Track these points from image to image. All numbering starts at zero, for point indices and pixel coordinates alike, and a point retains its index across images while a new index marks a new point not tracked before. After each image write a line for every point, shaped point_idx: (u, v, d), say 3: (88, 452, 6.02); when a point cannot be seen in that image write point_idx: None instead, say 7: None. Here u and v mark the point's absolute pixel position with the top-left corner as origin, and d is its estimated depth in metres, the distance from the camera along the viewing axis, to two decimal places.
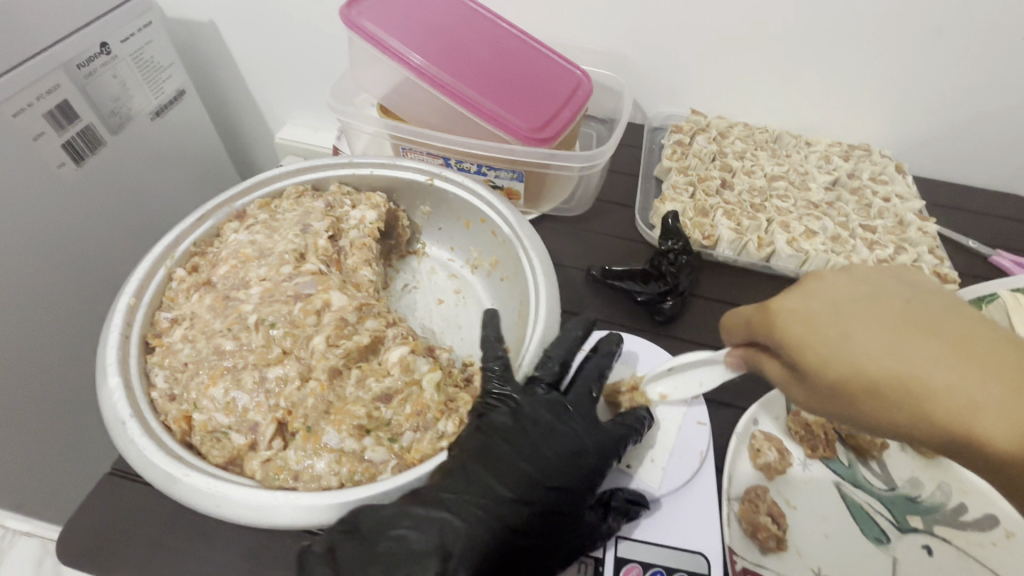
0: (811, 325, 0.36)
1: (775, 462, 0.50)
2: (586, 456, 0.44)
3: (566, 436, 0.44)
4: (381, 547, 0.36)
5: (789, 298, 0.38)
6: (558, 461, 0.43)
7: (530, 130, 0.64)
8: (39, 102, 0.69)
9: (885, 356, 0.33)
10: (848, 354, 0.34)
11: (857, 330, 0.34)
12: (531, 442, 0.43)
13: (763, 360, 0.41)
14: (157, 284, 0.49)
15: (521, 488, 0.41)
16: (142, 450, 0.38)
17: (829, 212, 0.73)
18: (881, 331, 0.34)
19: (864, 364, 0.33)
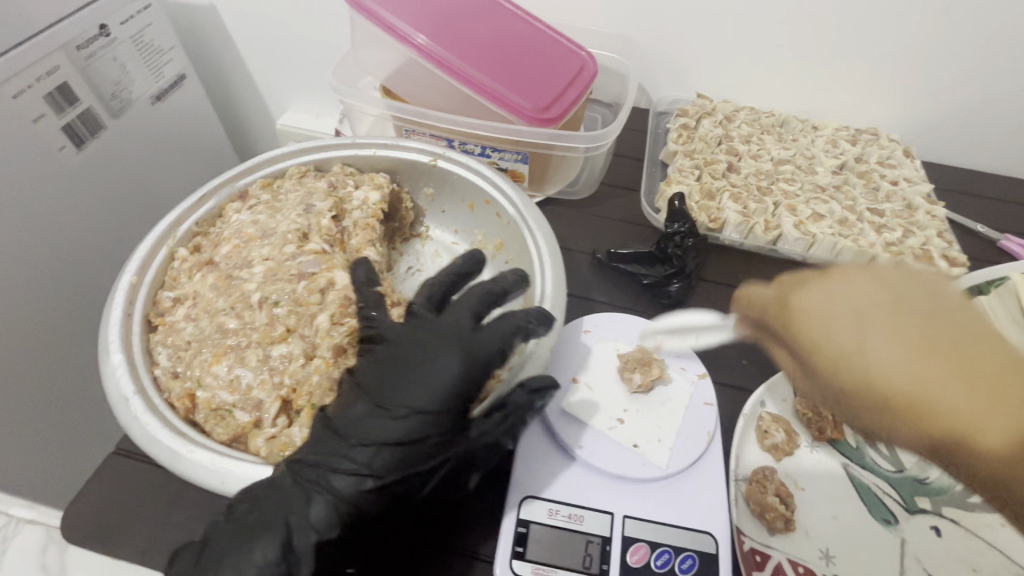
0: (825, 327, 0.36)
1: (783, 444, 0.49)
2: (448, 381, 0.39)
3: (421, 364, 0.40)
4: (242, 525, 0.36)
5: (812, 294, 0.38)
6: (405, 394, 0.39)
7: (534, 110, 0.63)
8: (38, 83, 0.68)
9: (893, 367, 0.32)
10: (856, 362, 0.34)
11: (868, 338, 0.34)
12: (380, 378, 0.40)
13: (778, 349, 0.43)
14: (159, 263, 0.48)
15: (362, 432, 0.38)
16: (146, 426, 0.38)
17: (836, 196, 0.72)
18: (896, 340, 0.33)
19: (869, 375, 0.33)
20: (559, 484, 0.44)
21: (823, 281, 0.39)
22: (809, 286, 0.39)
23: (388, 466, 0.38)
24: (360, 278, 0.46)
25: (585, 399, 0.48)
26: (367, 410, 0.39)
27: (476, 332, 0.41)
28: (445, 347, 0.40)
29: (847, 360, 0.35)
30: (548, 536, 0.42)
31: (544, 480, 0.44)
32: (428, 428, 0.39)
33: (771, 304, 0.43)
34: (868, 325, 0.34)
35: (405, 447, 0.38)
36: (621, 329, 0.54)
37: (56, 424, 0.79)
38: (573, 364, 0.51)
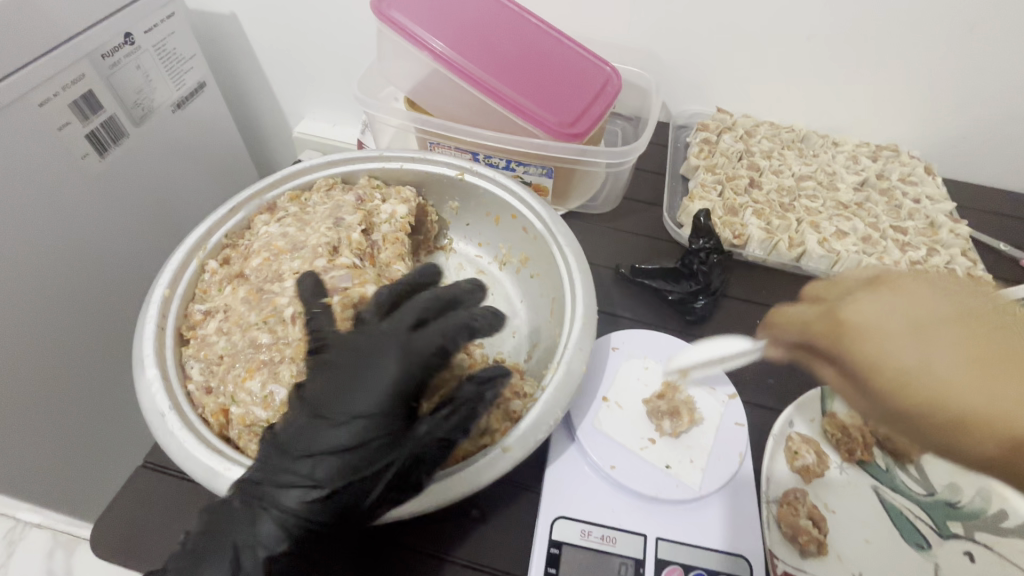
0: (884, 338, 0.35)
1: (814, 465, 0.49)
2: (388, 388, 0.38)
3: (362, 373, 0.38)
4: (192, 549, 0.36)
5: (850, 298, 0.38)
6: (346, 404, 0.38)
7: (561, 124, 0.63)
8: (65, 92, 0.68)
9: (951, 374, 0.32)
10: (928, 375, 0.33)
11: (929, 346, 0.33)
12: (324, 386, 0.39)
13: (816, 363, 0.40)
14: (190, 275, 0.48)
15: (305, 443, 0.38)
16: (182, 443, 0.38)
17: (858, 213, 0.72)
18: (956, 350, 0.32)
19: (930, 382, 0.32)
20: (591, 504, 0.44)
21: (853, 289, 0.40)
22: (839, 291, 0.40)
23: (334, 479, 0.37)
24: (308, 291, 0.46)
25: (615, 417, 0.48)
26: (309, 422, 0.38)
27: (413, 333, 0.39)
28: (384, 355, 0.38)
29: (913, 375, 0.33)
30: (581, 558, 0.42)
31: (577, 501, 0.44)
32: (369, 437, 0.37)
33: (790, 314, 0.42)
34: (911, 333, 0.34)
35: (347, 456, 0.37)
36: (642, 346, 0.54)
37: (76, 432, 0.79)
38: (600, 382, 0.51)
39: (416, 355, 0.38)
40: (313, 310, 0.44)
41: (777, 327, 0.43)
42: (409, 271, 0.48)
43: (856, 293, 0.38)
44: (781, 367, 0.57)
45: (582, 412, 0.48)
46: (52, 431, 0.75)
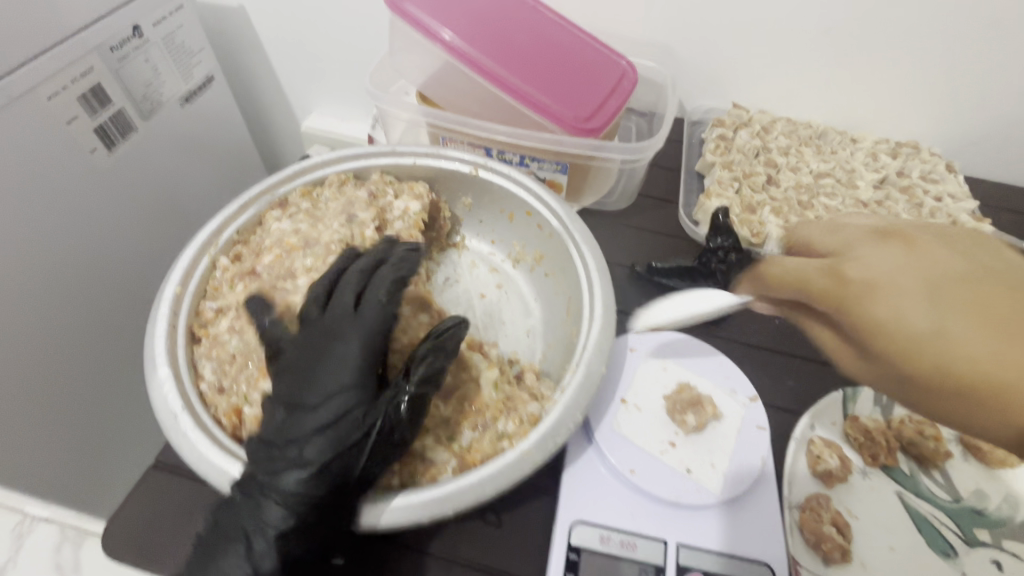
0: (882, 293, 0.36)
1: (837, 470, 0.47)
2: (356, 356, 0.39)
3: (330, 350, 0.40)
4: (208, 544, 0.36)
5: (859, 254, 0.40)
6: (321, 382, 0.38)
7: (577, 119, 0.62)
8: (73, 85, 0.67)
9: (931, 325, 0.34)
10: (911, 327, 0.34)
11: (918, 300, 0.35)
12: (292, 372, 0.39)
13: (818, 324, 0.42)
14: (202, 272, 0.47)
15: (289, 426, 0.37)
16: (195, 444, 0.37)
17: (878, 211, 0.71)
18: (940, 303, 0.34)
19: (915, 333, 0.34)
20: (610, 509, 0.43)
21: (861, 246, 0.40)
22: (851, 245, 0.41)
23: (326, 449, 0.36)
24: (253, 307, 0.44)
25: (634, 420, 0.47)
26: (289, 406, 0.38)
27: (355, 311, 0.42)
28: (349, 329, 0.41)
29: (901, 328, 0.35)
30: (601, 565, 0.41)
31: (596, 505, 0.43)
32: (346, 403, 0.38)
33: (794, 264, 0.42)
34: (926, 292, 0.35)
35: (333, 427, 0.37)
36: (659, 343, 0.53)
37: (82, 430, 0.78)
38: (619, 383, 0.49)
39: (359, 329, 0.41)
40: (260, 314, 0.44)
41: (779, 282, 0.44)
42: (337, 258, 0.48)
43: (866, 249, 0.39)
44: (802, 368, 0.56)
45: (600, 415, 0.47)
46: (59, 429, 0.74)
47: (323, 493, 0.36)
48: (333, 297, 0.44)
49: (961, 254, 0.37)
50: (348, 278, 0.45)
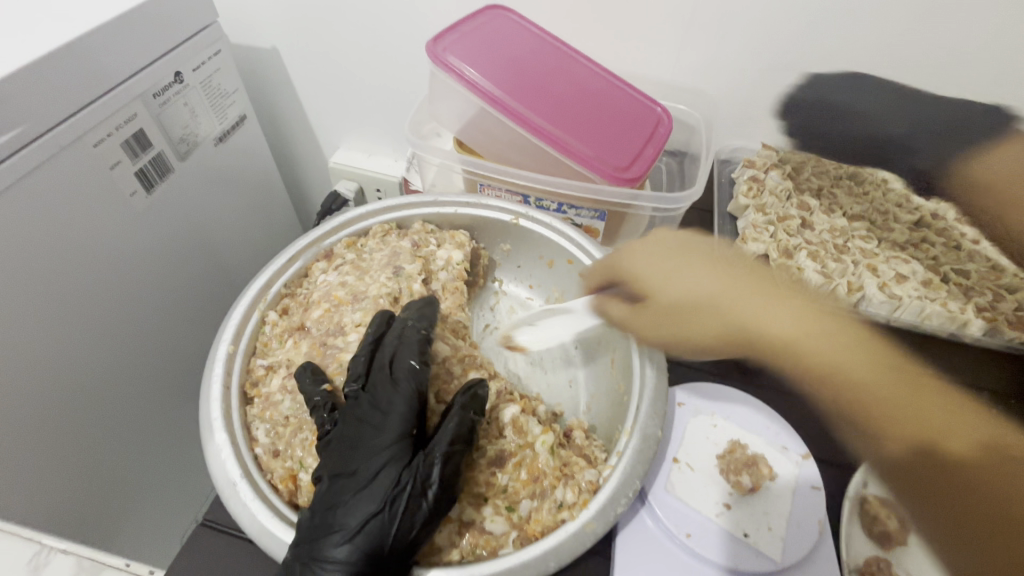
0: (666, 266, 0.50)
1: (897, 532, 0.46)
2: (390, 422, 0.39)
3: (369, 417, 0.40)
4: None
5: (742, 303, 0.48)
6: (359, 451, 0.38)
7: (615, 169, 0.62)
8: (118, 132, 0.69)
9: (714, 289, 0.49)
10: (691, 292, 0.49)
11: (690, 271, 0.50)
12: (340, 442, 0.39)
13: (614, 304, 0.53)
14: (252, 328, 0.47)
15: (333, 493, 0.37)
16: (255, 515, 0.37)
17: (915, 255, 0.71)
18: (719, 279, 0.49)
19: (703, 298, 0.48)
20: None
21: (707, 288, 0.49)
22: (731, 297, 0.48)
23: (362, 516, 0.35)
24: (303, 377, 0.43)
25: (688, 480, 0.47)
26: (331, 476, 0.38)
27: (393, 372, 0.42)
28: (385, 395, 0.40)
29: (691, 297, 0.49)
30: None
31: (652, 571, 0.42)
32: (379, 467, 0.37)
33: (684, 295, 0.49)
34: (714, 273, 0.50)
35: (369, 492, 0.36)
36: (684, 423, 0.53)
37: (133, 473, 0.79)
38: (669, 443, 0.49)
39: (395, 391, 0.41)
40: (306, 377, 0.43)
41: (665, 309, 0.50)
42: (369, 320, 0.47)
43: (665, 237, 0.53)
44: None
45: (652, 474, 0.47)
46: (110, 475, 0.74)
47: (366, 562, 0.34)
48: (375, 364, 0.43)
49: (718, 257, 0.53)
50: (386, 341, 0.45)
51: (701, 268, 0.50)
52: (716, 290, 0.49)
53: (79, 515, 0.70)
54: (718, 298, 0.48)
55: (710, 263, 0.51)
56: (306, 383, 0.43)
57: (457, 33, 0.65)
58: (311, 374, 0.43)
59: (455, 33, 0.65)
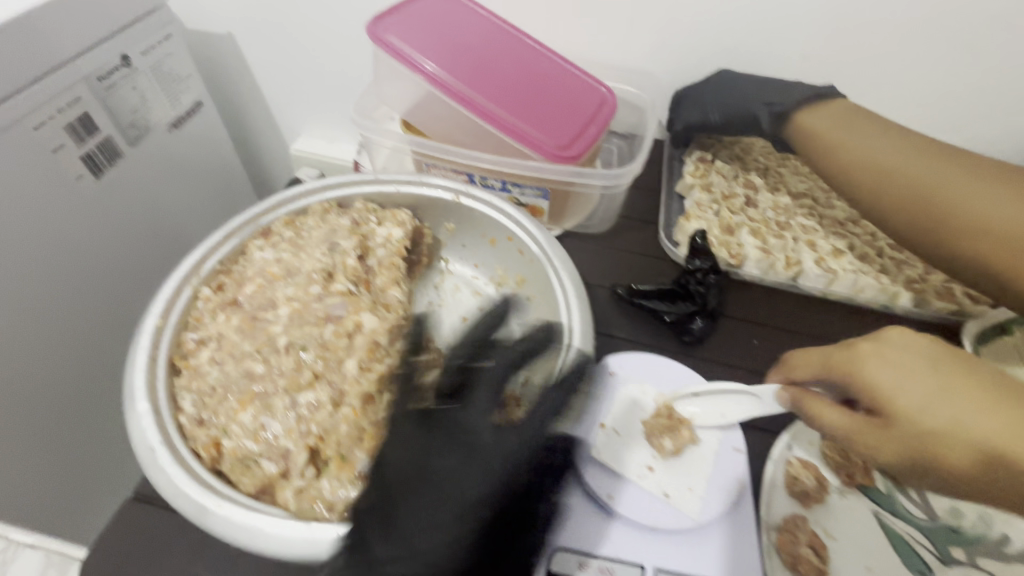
0: (899, 383, 0.41)
1: (814, 491, 0.48)
2: (482, 428, 0.43)
3: (461, 425, 0.43)
4: None
5: (981, 429, 0.38)
6: (470, 454, 0.42)
7: (557, 146, 0.63)
8: (60, 115, 0.68)
9: (949, 413, 0.39)
10: (931, 420, 0.39)
11: (930, 386, 0.40)
12: (415, 448, 0.41)
13: (819, 410, 0.45)
14: (183, 303, 0.48)
15: (430, 497, 0.40)
16: (173, 478, 0.37)
17: (854, 231, 0.71)
18: (949, 393, 0.40)
19: (935, 425, 0.39)
20: (589, 536, 0.44)
21: (960, 407, 0.39)
22: (976, 421, 0.39)
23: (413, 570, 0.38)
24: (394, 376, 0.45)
25: (615, 445, 0.49)
26: (428, 481, 0.41)
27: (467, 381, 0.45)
28: (484, 403, 0.44)
29: (933, 424, 0.39)
30: None
31: (570, 531, 0.44)
32: (485, 469, 0.41)
33: (917, 412, 0.40)
34: (935, 379, 0.41)
35: (476, 492, 0.41)
36: (654, 375, 0.54)
37: (76, 456, 0.78)
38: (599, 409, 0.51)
39: (489, 397, 0.44)
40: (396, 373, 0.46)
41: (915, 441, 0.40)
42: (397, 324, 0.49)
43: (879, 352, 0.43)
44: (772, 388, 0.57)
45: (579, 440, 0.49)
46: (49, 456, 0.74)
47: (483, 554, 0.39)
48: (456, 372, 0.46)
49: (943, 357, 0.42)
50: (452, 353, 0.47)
51: (935, 381, 0.41)
52: (943, 412, 0.39)
53: (16, 494, 0.70)
54: (979, 430, 0.38)
55: (942, 371, 0.41)
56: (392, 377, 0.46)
57: (401, 14, 0.66)
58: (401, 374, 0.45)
59: (399, 15, 0.66)
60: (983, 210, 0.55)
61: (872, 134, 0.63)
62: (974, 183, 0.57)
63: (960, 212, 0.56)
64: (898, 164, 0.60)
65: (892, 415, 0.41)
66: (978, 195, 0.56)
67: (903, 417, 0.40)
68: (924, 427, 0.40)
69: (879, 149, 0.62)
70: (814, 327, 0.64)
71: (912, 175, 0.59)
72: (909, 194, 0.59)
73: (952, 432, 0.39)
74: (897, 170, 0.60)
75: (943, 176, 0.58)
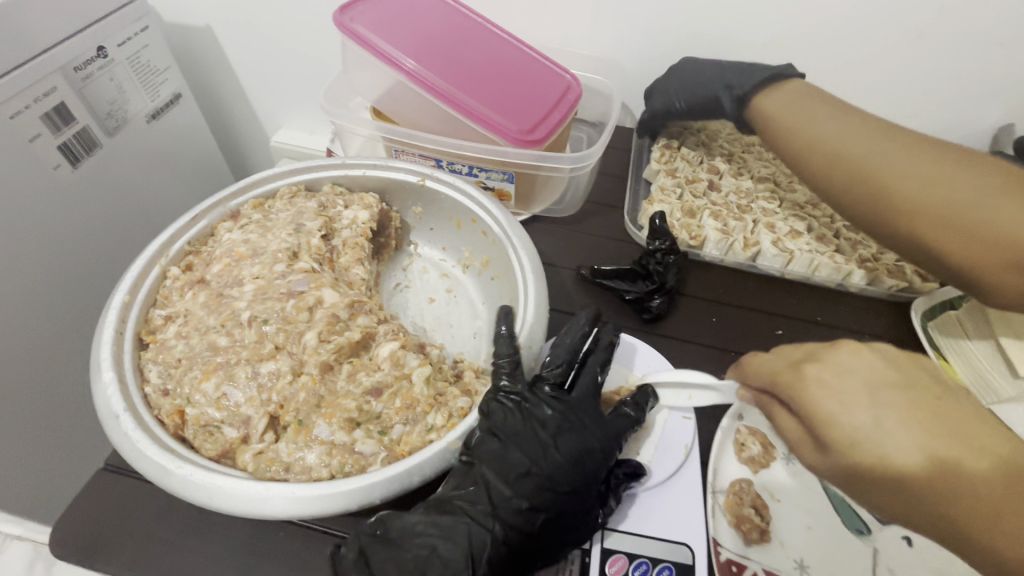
0: (831, 400, 0.40)
1: (759, 456, 0.51)
2: (589, 421, 0.48)
3: (568, 416, 0.48)
4: (411, 551, 0.40)
5: (898, 449, 0.38)
6: (573, 443, 0.46)
7: (520, 132, 0.65)
8: (36, 105, 0.69)
9: (870, 431, 0.39)
10: (852, 436, 0.39)
11: (853, 404, 0.40)
12: (522, 432, 0.46)
13: (777, 418, 0.44)
14: (151, 282, 0.50)
15: (528, 488, 0.44)
16: (135, 442, 0.39)
17: (813, 214, 0.73)
18: (874, 410, 0.39)
19: (856, 442, 0.39)
20: None
21: (903, 439, 0.38)
22: (893, 440, 0.38)
23: (537, 491, 0.44)
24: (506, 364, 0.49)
25: None
26: (534, 465, 0.45)
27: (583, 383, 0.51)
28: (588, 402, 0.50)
29: (856, 443, 0.39)
30: None
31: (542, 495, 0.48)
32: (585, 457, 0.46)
33: (852, 439, 0.39)
34: (865, 397, 0.40)
35: (575, 477, 0.45)
36: (633, 355, 0.59)
37: (57, 441, 0.80)
38: None
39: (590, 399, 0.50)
40: (503, 367, 0.49)
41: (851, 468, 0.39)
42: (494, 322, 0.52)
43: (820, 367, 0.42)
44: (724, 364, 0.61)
45: None
46: (29, 441, 0.75)
47: (553, 533, 0.43)
48: (580, 378, 0.51)
49: (875, 376, 0.41)
50: (591, 362, 0.52)
51: (860, 400, 0.40)
52: (866, 430, 0.39)
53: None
54: (894, 452, 0.38)
55: (870, 391, 0.40)
56: (499, 363, 0.49)
57: (369, 4, 0.67)
58: (510, 367, 0.48)
59: (366, 6, 0.67)
60: (926, 193, 0.57)
61: (821, 115, 0.65)
62: (921, 170, 0.58)
63: (905, 195, 0.58)
64: (846, 150, 0.62)
65: (829, 441, 0.40)
66: (923, 179, 0.57)
67: (836, 443, 0.39)
68: (859, 456, 0.39)
69: (828, 135, 0.63)
70: (771, 305, 0.67)
71: (860, 161, 0.61)
72: (857, 179, 0.61)
73: (886, 462, 0.38)
74: (841, 151, 0.62)
75: (885, 159, 0.60)
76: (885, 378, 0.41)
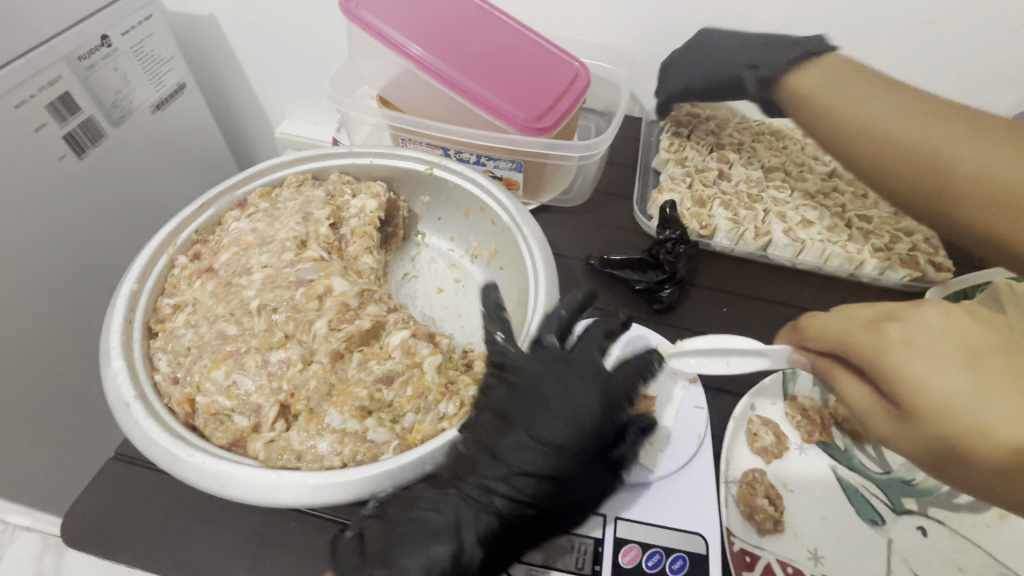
0: (909, 357, 0.35)
1: (772, 446, 0.50)
2: (583, 396, 0.47)
3: (561, 388, 0.47)
4: (409, 527, 0.41)
5: (995, 416, 0.32)
6: (563, 418, 0.46)
7: (528, 120, 0.64)
8: (41, 94, 0.69)
9: (961, 394, 0.33)
10: (933, 397, 0.34)
11: (941, 363, 0.34)
12: (516, 405, 0.46)
13: (845, 380, 0.41)
14: (159, 270, 0.49)
15: (519, 461, 0.44)
16: (146, 430, 0.39)
17: (824, 203, 0.72)
18: (967, 370, 0.33)
19: (941, 405, 0.33)
20: None
21: (1006, 409, 0.32)
22: (989, 403, 0.32)
23: (527, 464, 0.44)
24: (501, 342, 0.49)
25: None
26: (525, 439, 0.45)
27: (582, 355, 0.49)
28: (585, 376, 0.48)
29: (936, 403, 0.34)
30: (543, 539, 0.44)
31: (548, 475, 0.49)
32: (576, 434, 0.46)
33: (945, 405, 0.33)
34: (961, 357, 0.34)
35: (563, 452, 0.45)
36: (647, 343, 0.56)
37: (64, 434, 0.80)
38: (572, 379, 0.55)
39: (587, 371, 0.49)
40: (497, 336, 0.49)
41: (938, 439, 0.34)
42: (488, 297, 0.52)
43: (904, 321, 0.37)
44: None
45: None
46: (37, 431, 0.75)
47: (540, 506, 0.44)
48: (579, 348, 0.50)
49: (975, 334, 0.35)
50: (591, 333, 0.50)
51: (953, 359, 0.34)
52: (957, 394, 0.33)
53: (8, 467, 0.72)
54: (988, 419, 0.32)
55: (970, 351, 0.34)
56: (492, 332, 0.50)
57: None
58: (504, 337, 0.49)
59: None
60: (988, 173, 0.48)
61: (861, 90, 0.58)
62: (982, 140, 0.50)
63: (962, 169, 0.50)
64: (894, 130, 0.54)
65: (906, 402, 0.35)
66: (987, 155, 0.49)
67: (915, 403, 0.35)
68: (944, 424, 0.33)
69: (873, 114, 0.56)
70: (782, 295, 0.66)
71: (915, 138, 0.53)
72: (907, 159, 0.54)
73: (972, 429, 0.32)
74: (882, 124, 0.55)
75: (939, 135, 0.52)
76: (985, 337, 0.34)
